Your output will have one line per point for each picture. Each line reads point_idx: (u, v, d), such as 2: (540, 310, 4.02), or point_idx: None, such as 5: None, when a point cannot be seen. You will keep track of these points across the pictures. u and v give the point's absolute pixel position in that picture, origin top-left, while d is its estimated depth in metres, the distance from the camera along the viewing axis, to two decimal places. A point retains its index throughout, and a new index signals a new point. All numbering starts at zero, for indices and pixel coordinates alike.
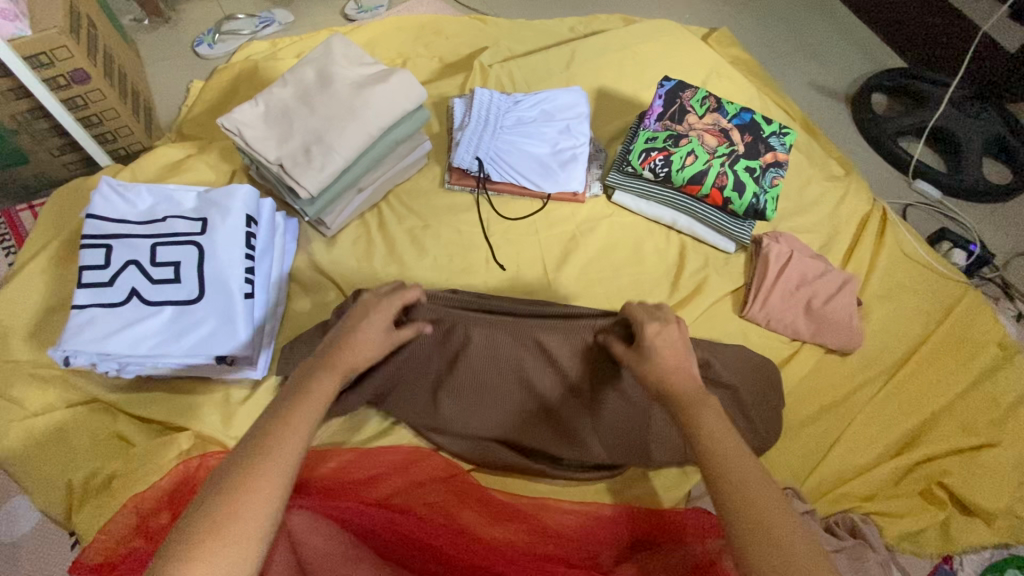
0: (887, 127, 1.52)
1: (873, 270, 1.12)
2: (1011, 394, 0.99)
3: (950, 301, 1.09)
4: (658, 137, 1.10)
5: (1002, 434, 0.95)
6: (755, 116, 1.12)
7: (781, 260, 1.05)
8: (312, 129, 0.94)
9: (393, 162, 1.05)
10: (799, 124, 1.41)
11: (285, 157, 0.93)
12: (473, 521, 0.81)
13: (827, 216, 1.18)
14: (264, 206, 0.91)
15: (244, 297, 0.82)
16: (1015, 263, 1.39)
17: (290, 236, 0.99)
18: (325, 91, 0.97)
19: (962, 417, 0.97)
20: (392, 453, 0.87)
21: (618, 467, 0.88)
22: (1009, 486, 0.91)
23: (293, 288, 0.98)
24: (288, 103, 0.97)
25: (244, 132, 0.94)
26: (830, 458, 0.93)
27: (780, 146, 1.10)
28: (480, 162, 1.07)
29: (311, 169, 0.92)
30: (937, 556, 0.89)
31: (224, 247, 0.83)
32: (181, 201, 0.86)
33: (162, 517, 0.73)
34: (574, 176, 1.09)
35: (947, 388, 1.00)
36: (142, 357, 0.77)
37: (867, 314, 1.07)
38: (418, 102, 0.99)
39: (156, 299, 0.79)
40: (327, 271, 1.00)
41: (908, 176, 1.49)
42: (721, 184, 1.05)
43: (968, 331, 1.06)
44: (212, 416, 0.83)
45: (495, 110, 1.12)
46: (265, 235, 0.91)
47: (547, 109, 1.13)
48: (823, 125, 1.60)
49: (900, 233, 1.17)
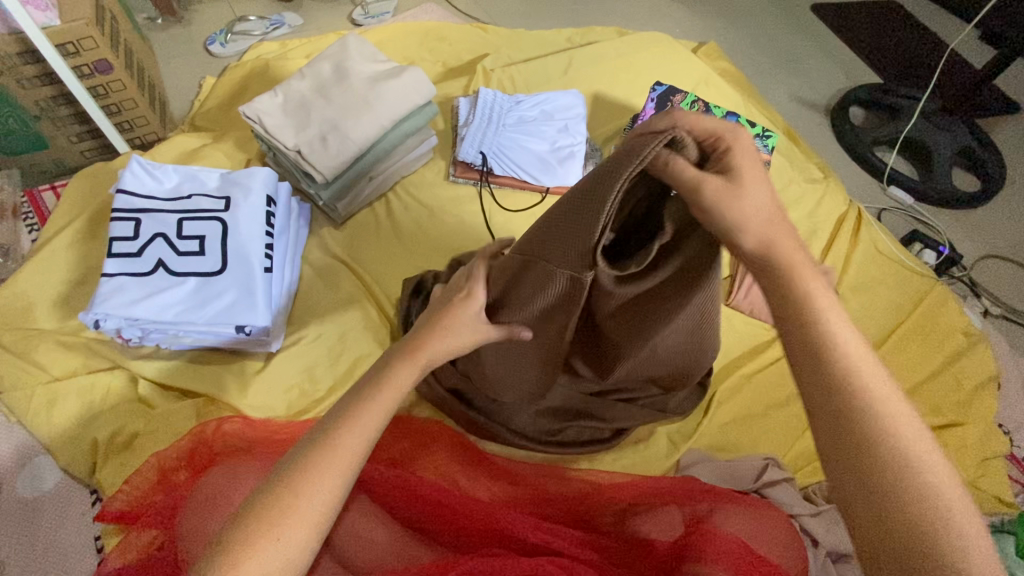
0: (864, 137, 1.62)
1: (849, 263, 1.20)
2: (974, 378, 1.07)
3: (920, 293, 1.17)
4: None
5: (967, 415, 1.03)
6: (740, 120, 1.21)
7: None
8: (329, 119, 1.01)
9: (403, 154, 1.12)
10: (780, 131, 1.51)
11: (302, 144, 0.99)
12: (477, 485, 0.86)
13: (807, 215, 1.26)
14: (282, 189, 0.97)
15: (263, 271, 0.88)
16: (982, 264, 1.49)
17: (303, 219, 1.05)
18: (341, 85, 1.04)
19: (930, 398, 1.05)
20: (403, 422, 0.92)
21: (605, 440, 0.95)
22: (972, 461, 0.98)
23: (305, 270, 1.03)
24: (305, 95, 1.04)
25: (263, 120, 1.00)
26: (808, 434, 0.99)
27: (763, 148, 1.18)
28: (484, 156, 1.13)
29: (328, 156, 0.98)
30: None
31: (246, 224, 0.88)
32: (205, 181, 0.92)
33: (182, 474, 0.77)
34: (572, 172, 1.16)
35: (916, 372, 1.07)
36: (167, 323, 0.83)
37: (843, 305, 1.14)
38: (429, 97, 1.06)
39: (181, 270, 0.85)
40: (337, 254, 1.05)
41: (883, 182, 1.58)
42: None
43: (935, 321, 1.14)
44: (229, 384, 0.88)
45: (498, 108, 1.19)
46: (282, 216, 0.97)
47: (547, 109, 1.20)
48: (804, 134, 1.70)
49: (874, 232, 1.26)
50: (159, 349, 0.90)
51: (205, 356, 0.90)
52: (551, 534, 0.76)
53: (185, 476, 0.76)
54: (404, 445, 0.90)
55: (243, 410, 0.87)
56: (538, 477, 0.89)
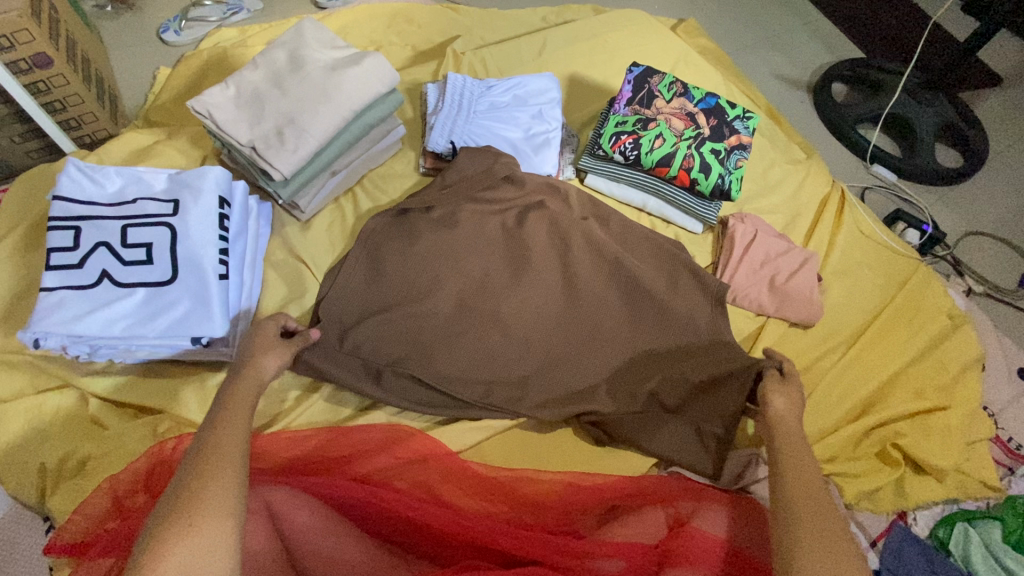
0: (847, 115, 1.59)
1: (832, 247, 1.17)
2: (959, 360, 1.06)
3: (904, 275, 1.15)
4: (627, 121, 1.13)
5: (951, 398, 1.01)
6: (720, 101, 1.16)
7: (747, 238, 1.10)
8: (284, 112, 0.94)
9: (368, 145, 1.06)
10: (763, 111, 1.46)
11: (257, 139, 0.93)
12: (454, 496, 0.83)
13: (790, 198, 1.23)
14: (236, 189, 0.92)
15: (218, 279, 0.82)
16: (966, 240, 1.47)
17: (264, 220, 0.99)
18: (298, 74, 0.97)
19: (915, 382, 1.03)
20: (372, 431, 0.88)
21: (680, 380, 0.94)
22: (957, 446, 0.97)
23: (268, 273, 0.98)
24: (259, 86, 0.97)
25: (215, 115, 0.93)
26: None
27: (744, 130, 1.14)
28: (453, 146, 1.08)
29: (284, 151, 0.92)
30: (893, 513, 0.94)
31: (197, 228, 0.83)
32: (152, 184, 0.86)
33: (139, 498, 0.72)
34: (547, 160, 1.12)
35: (901, 355, 1.06)
36: (115, 339, 0.78)
37: (826, 290, 1.12)
38: (392, 85, 1.00)
39: (129, 281, 0.79)
40: (301, 255, 1.00)
41: (867, 161, 1.56)
42: (688, 166, 1.09)
43: (920, 303, 1.12)
44: (190, 402, 0.83)
45: (468, 95, 1.13)
46: (238, 217, 0.91)
47: (520, 94, 1.15)
48: (787, 113, 1.65)
49: (857, 213, 1.23)
50: (112, 365, 0.84)
51: (163, 372, 0.85)
52: (531, 543, 0.74)
53: (141, 500, 0.71)
54: (375, 455, 0.86)
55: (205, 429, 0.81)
56: (517, 482, 0.86)
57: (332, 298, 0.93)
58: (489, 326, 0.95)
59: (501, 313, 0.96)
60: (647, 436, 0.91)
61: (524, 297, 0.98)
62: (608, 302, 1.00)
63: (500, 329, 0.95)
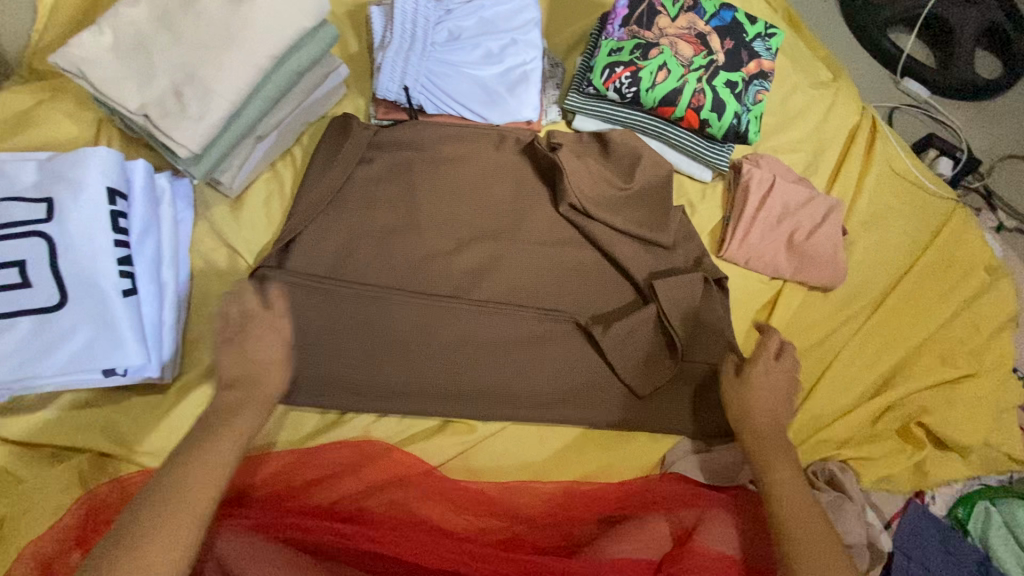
0: (879, 16, 1.35)
1: (860, 191, 1.02)
2: (996, 320, 0.95)
3: (939, 221, 1.02)
4: (624, 48, 0.92)
5: (981, 365, 0.92)
6: (737, 15, 0.94)
7: (763, 186, 0.95)
8: (180, 64, 0.72)
9: (298, 99, 0.86)
10: (782, 17, 1.22)
11: (150, 104, 0.72)
12: (436, 514, 0.75)
13: (813, 131, 1.06)
14: (134, 170, 0.74)
15: (124, 295, 0.67)
16: (1001, 166, 1.31)
17: (181, 202, 0.82)
18: (190, 8, 0.73)
19: (943, 347, 0.93)
20: (343, 450, 0.78)
21: (640, 407, 0.85)
22: (986, 418, 0.89)
23: (199, 268, 0.82)
24: (143, 26, 0.74)
25: (89, 74, 0.71)
26: (810, 403, 0.89)
27: (765, 52, 0.94)
28: (408, 92, 0.91)
29: (186, 118, 0.71)
30: (909, 492, 0.87)
31: (83, 235, 0.66)
32: (16, 177, 0.67)
33: (73, 557, 0.65)
34: (525, 101, 0.95)
35: (930, 319, 0.94)
36: (4, 382, 0.64)
37: (852, 245, 0.98)
38: (321, 17, 0.77)
39: (6, 310, 0.63)
40: (235, 245, 0.84)
41: (897, 74, 1.35)
42: (698, 104, 0.91)
43: (954, 256, 0.99)
44: (125, 434, 0.75)
45: (422, 22, 0.93)
46: (142, 206, 0.74)
47: (488, 17, 0.95)
48: (809, 17, 1.40)
49: (890, 147, 1.07)
50: (36, 394, 0.74)
51: (105, 397, 0.76)
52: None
53: (110, 518, 0.68)
54: (348, 480, 0.76)
55: (141, 462, 0.75)
56: (508, 493, 0.79)
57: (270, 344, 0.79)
58: (464, 376, 0.82)
59: (443, 368, 0.82)
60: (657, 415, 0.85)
61: (510, 278, 0.87)
62: (617, 286, 0.89)
63: (448, 184, 0.89)
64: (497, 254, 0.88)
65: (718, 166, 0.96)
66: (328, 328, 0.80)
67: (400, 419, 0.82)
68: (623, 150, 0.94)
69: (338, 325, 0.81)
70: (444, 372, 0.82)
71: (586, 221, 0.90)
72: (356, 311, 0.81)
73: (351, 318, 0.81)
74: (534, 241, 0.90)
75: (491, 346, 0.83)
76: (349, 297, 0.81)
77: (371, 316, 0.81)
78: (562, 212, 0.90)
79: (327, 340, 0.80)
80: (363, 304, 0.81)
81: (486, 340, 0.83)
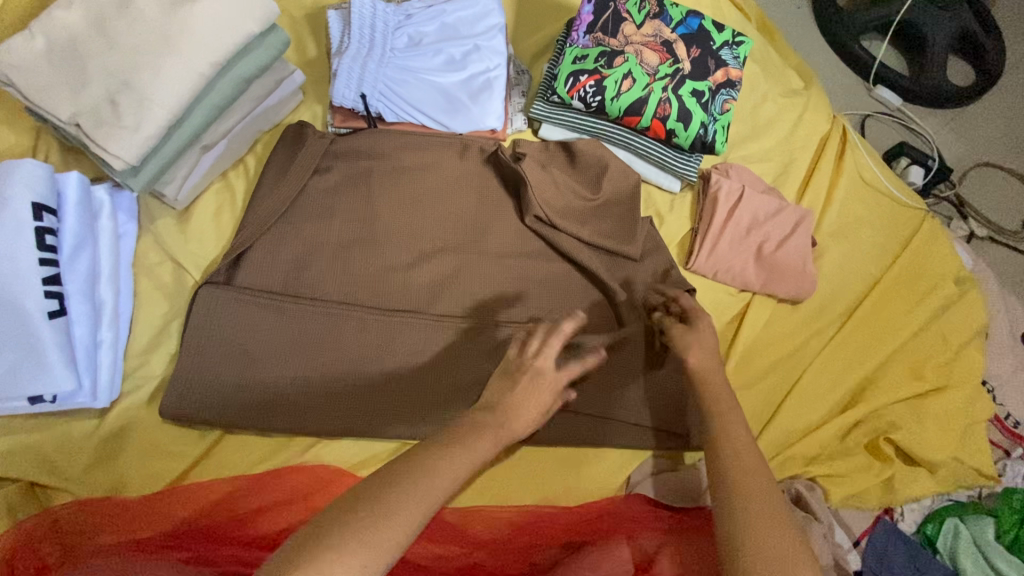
0: (851, 22, 1.34)
1: (830, 201, 1.01)
2: (964, 332, 0.94)
3: (908, 231, 1.01)
4: (588, 56, 0.90)
5: (951, 378, 0.91)
6: (704, 22, 0.92)
7: (732, 197, 0.94)
8: (115, 72, 0.69)
9: (247, 107, 0.82)
10: (753, 24, 1.21)
11: (82, 114, 0.68)
12: None
13: (783, 140, 1.04)
14: (67, 184, 0.71)
15: (50, 317, 0.65)
16: (972, 173, 1.31)
17: (124, 214, 0.78)
18: (127, 13, 0.70)
19: (912, 360, 0.92)
20: (298, 476, 0.74)
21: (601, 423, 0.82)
22: (955, 433, 0.88)
23: (142, 284, 0.79)
24: (77, 30, 0.70)
25: (16, 81, 0.67)
26: (778, 418, 0.87)
27: (732, 60, 0.92)
28: (366, 100, 0.88)
29: (120, 129, 0.68)
30: (878, 509, 0.86)
31: (6, 254, 0.63)
32: None
33: None
34: (488, 109, 0.92)
35: (899, 332, 0.93)
36: None
37: (821, 256, 0.97)
38: (268, 22, 0.74)
39: None
40: (181, 259, 0.80)
41: (869, 82, 1.35)
42: (664, 114, 0.89)
43: (924, 267, 0.98)
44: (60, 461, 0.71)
45: (381, 27, 0.90)
46: (75, 221, 0.70)
47: (449, 23, 0.93)
48: (783, 25, 1.39)
49: (860, 156, 1.06)
50: None
51: (38, 423, 0.72)
52: None
53: (49, 552, 0.65)
54: (298, 508, 0.72)
55: (77, 493, 0.71)
56: (467, 518, 0.76)
57: (213, 361, 0.75)
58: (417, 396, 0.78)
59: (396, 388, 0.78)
60: (618, 434, 0.82)
61: (472, 293, 0.84)
62: (583, 300, 0.86)
63: (408, 196, 0.86)
64: (458, 269, 0.85)
65: (686, 176, 0.94)
66: (280, 346, 0.76)
67: (355, 441, 0.79)
68: (589, 160, 0.91)
69: (289, 344, 0.76)
70: (398, 392, 0.78)
71: (554, 232, 0.87)
72: (307, 328, 0.77)
73: (301, 335, 0.77)
74: (497, 254, 0.87)
75: (442, 364, 0.79)
76: (300, 314, 0.77)
77: (324, 334, 0.77)
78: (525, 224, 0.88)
79: (274, 358, 0.76)
80: (315, 321, 0.77)
81: (442, 358, 0.80)
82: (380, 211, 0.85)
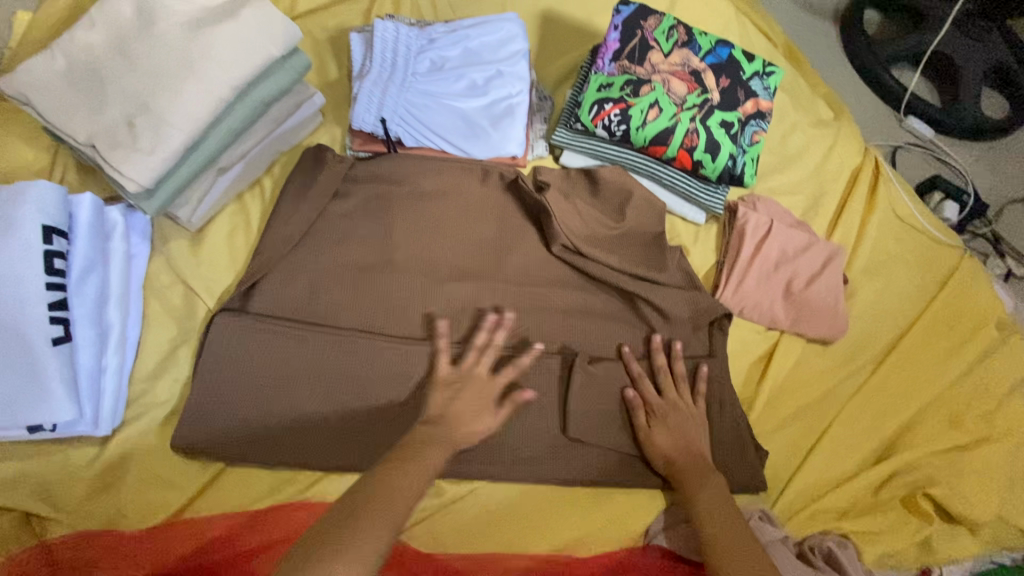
0: (881, 52, 1.31)
1: (862, 237, 0.97)
2: (1007, 380, 0.89)
3: (946, 271, 0.97)
4: (614, 84, 0.88)
5: (993, 429, 0.86)
6: (734, 52, 0.90)
7: (760, 231, 0.90)
8: (134, 93, 0.68)
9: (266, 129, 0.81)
10: (782, 52, 1.18)
11: (98, 135, 0.67)
12: None
13: (813, 172, 1.01)
14: (80, 206, 0.69)
15: (54, 343, 0.63)
16: (1008, 209, 1.26)
17: (137, 236, 0.77)
18: (149, 34, 0.69)
19: (951, 409, 0.87)
20: (302, 514, 0.70)
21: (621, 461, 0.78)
22: (999, 489, 0.82)
23: (151, 307, 0.77)
24: (99, 51, 0.69)
25: (37, 102, 0.67)
26: (807, 468, 0.82)
27: (762, 91, 0.89)
28: (385, 123, 0.86)
29: (137, 151, 0.66)
30: (915, 570, 0.80)
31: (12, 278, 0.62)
32: None
33: None
34: (509, 135, 0.90)
35: (937, 378, 0.88)
36: None
37: (853, 294, 0.93)
38: (290, 45, 0.73)
39: None
40: (192, 283, 0.78)
41: (900, 113, 1.31)
42: (691, 144, 0.86)
43: (962, 309, 0.93)
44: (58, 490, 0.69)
45: (403, 51, 0.89)
46: (86, 243, 0.69)
47: (472, 48, 0.91)
48: (810, 53, 1.36)
49: (893, 190, 1.02)
50: None
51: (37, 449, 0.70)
52: None
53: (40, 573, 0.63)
54: None
55: (74, 524, 0.69)
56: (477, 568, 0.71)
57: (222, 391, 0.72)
58: None
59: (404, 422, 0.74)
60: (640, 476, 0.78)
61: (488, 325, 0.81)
62: (603, 336, 0.83)
63: (424, 223, 0.84)
64: (474, 299, 0.82)
65: (712, 207, 0.91)
66: (293, 377, 0.73)
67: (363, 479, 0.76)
68: (612, 189, 0.89)
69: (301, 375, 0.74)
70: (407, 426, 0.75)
71: (580, 260, 0.84)
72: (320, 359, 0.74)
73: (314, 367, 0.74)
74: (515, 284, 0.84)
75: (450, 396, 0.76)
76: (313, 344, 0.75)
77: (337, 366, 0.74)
78: (545, 255, 0.86)
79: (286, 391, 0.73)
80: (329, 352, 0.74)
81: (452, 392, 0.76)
82: (396, 238, 0.83)
